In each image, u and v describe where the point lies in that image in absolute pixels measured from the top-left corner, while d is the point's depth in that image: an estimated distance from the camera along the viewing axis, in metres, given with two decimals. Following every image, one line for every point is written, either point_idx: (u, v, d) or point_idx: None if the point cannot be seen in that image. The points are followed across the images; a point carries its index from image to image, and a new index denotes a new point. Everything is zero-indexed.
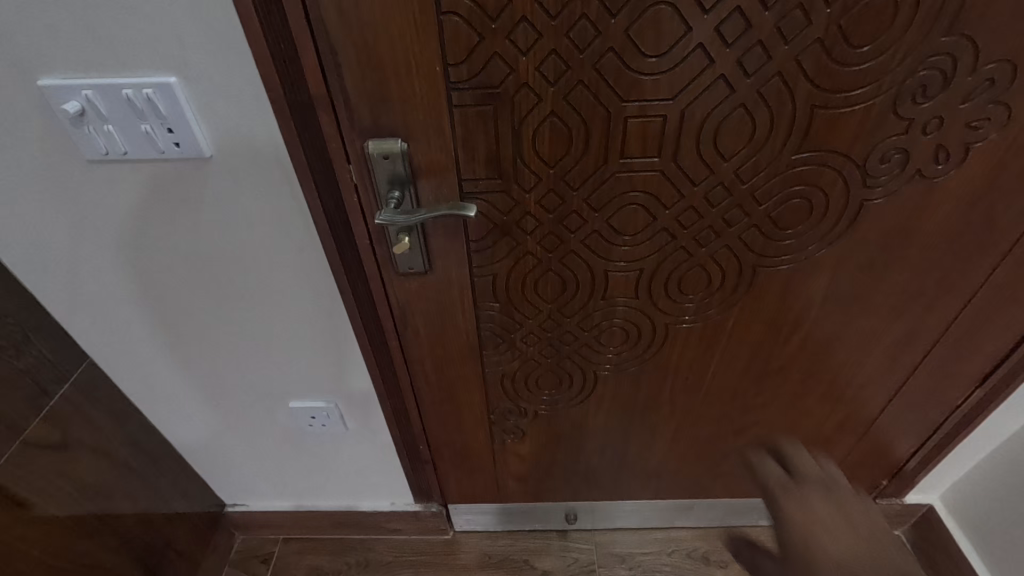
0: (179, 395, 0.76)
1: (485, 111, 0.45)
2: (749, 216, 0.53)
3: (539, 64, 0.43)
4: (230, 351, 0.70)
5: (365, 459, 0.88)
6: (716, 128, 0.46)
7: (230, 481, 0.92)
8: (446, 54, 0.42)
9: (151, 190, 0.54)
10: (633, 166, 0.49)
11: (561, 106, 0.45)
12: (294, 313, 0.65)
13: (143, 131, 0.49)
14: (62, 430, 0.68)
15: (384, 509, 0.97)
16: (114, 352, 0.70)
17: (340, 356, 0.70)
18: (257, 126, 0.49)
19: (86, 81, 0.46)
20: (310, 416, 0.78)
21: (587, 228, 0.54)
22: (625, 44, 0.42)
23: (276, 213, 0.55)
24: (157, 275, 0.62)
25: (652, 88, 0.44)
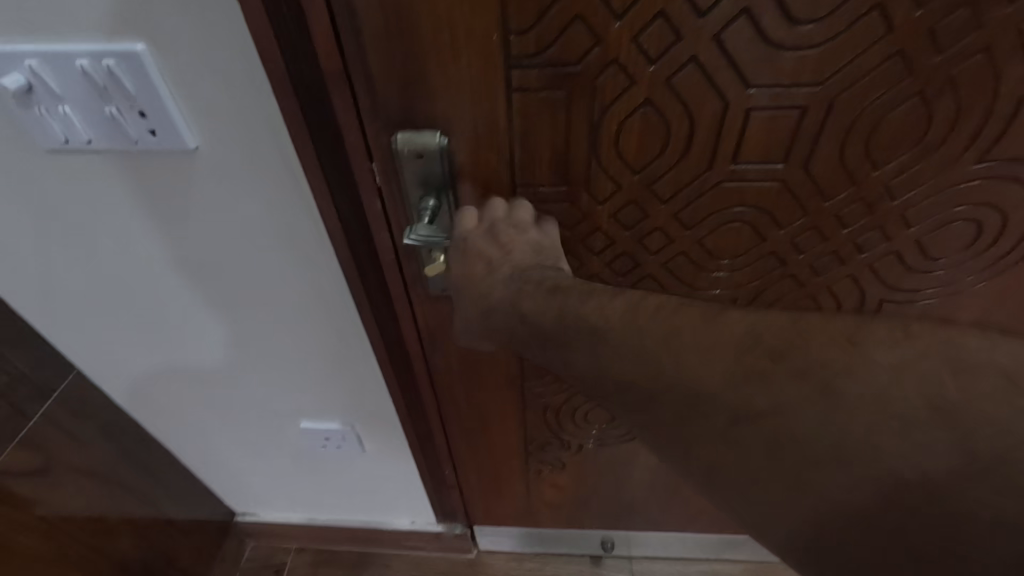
0: (179, 411, 0.67)
1: (555, 98, 0.33)
2: (886, 242, 0.41)
3: (640, 32, 0.30)
4: (234, 368, 0.60)
5: (385, 479, 0.78)
6: (872, 126, 0.34)
7: (237, 490, 0.83)
8: (508, 17, 0.30)
9: (126, 188, 0.43)
10: (747, 174, 0.37)
11: (661, 92, 0.33)
12: (304, 329, 0.54)
13: (107, 115, 0.38)
14: (45, 453, 0.59)
15: (403, 527, 0.87)
16: (101, 364, 0.61)
17: (357, 377, 0.60)
18: (251, 110, 0.37)
19: (29, 47, 0.35)
20: (323, 437, 0.69)
21: (671, 251, 0.42)
22: (768, 5, 0.29)
23: (280, 217, 0.44)
24: (143, 284, 0.51)
25: (794, 70, 0.31)
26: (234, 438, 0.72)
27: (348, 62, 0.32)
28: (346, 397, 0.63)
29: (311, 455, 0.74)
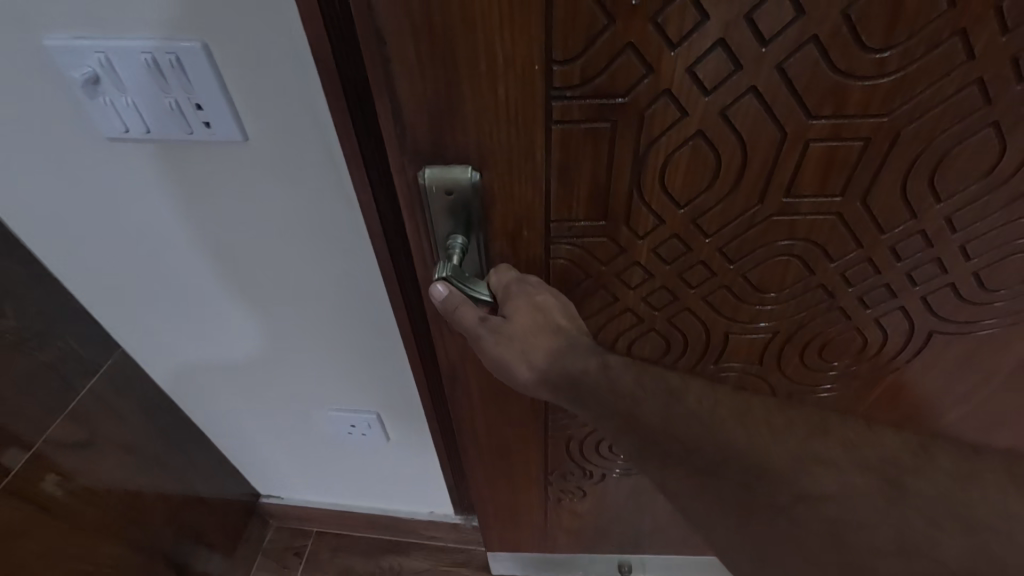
0: (213, 403, 0.64)
1: (598, 131, 0.31)
2: (940, 277, 0.38)
3: (695, 61, 0.28)
4: (273, 365, 0.58)
5: (411, 464, 0.73)
6: (941, 158, 0.31)
7: (266, 472, 0.78)
8: (552, 46, 0.27)
9: (172, 180, 0.41)
10: (800, 207, 0.34)
11: (714, 123, 0.30)
12: (351, 327, 0.52)
13: (164, 108, 0.36)
14: (90, 429, 0.57)
15: (423, 517, 0.83)
16: (136, 354, 0.58)
17: (388, 371, 0.57)
18: (304, 100, 0.35)
19: (96, 42, 0.33)
20: (349, 425, 0.64)
21: (715, 284, 0.39)
22: (837, 33, 0.26)
23: (339, 215, 0.42)
24: (185, 279, 0.49)
25: (861, 99, 0.29)
26: (268, 433, 0.69)
27: (377, 78, 0.29)
28: (384, 392, 0.60)
29: (344, 443, 0.70)
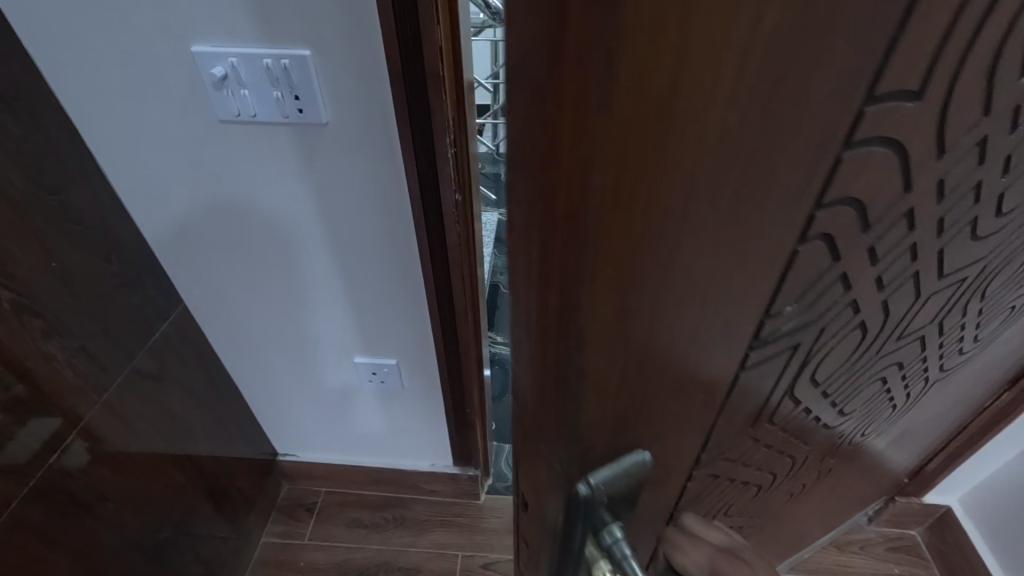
0: (272, 308, 1.08)
1: (782, 308, 0.32)
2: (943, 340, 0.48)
3: (877, 241, 0.30)
4: (321, 273, 1.00)
5: (408, 422, 1.33)
6: (1000, 254, 0.39)
7: (294, 423, 1.37)
8: (771, 247, 0.27)
9: (267, 140, 0.81)
10: (902, 316, 0.40)
11: (869, 282, 0.33)
12: (375, 246, 0.95)
13: (275, 95, 0.75)
14: (171, 327, 1.04)
15: (426, 468, 1.47)
16: (235, 266, 1.01)
17: (389, 318, 1.08)
18: (355, 106, 0.76)
19: (230, 51, 0.71)
20: (374, 372, 1.19)
21: (795, 399, 0.44)
22: (983, 189, 0.31)
23: (359, 155, 0.81)
24: (281, 216, 0.92)
25: (976, 230, 0.34)
26: (300, 332, 1.13)
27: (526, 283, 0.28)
28: (387, 334, 1.11)
29: (363, 386, 1.24)
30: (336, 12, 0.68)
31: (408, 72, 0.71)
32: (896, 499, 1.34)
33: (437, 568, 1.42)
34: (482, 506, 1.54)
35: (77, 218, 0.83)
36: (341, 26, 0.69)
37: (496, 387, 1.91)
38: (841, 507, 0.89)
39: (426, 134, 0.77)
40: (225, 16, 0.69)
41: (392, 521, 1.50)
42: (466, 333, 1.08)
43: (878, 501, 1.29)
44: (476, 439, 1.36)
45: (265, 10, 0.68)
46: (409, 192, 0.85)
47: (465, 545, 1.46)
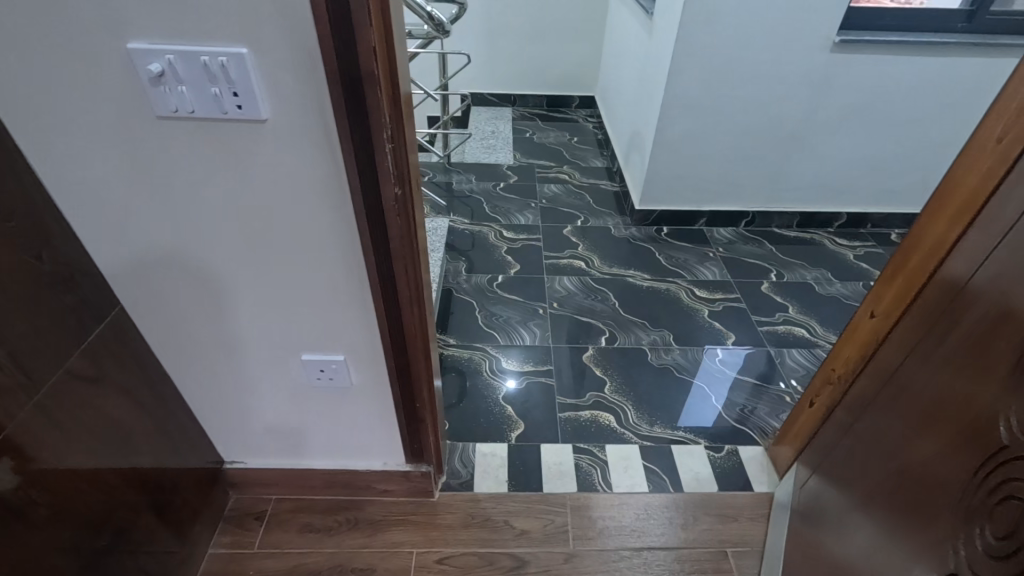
0: (220, 309, 1.09)
1: None
2: (881, 390, 1.10)
3: None
4: (266, 271, 1.02)
5: (359, 419, 1.34)
6: None
7: (236, 427, 1.36)
8: None
9: (205, 135, 0.83)
10: None
11: None
12: (320, 243, 0.97)
13: (213, 91, 0.77)
14: (109, 328, 1.03)
15: (378, 468, 1.48)
16: (177, 267, 1.01)
17: (334, 315, 1.10)
18: (296, 103, 0.79)
19: (166, 49, 0.73)
20: (321, 370, 1.19)
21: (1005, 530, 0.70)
22: None
23: (301, 150, 0.84)
24: (225, 214, 0.93)
25: None
26: (248, 332, 1.13)
27: None
28: (335, 331, 1.13)
29: (313, 385, 1.24)
30: (271, 9, 0.70)
31: (343, 67, 0.75)
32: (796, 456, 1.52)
33: (392, 567, 1.41)
34: (436, 502, 1.56)
35: (5, 214, 0.81)
36: (277, 23, 0.71)
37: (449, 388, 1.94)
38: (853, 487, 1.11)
39: (362, 128, 0.81)
40: (161, 14, 0.71)
41: (345, 524, 1.49)
42: (411, 327, 1.11)
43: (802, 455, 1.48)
44: (427, 436, 1.38)
45: (201, 6, 0.70)
46: (350, 186, 0.88)
47: (421, 542, 1.47)
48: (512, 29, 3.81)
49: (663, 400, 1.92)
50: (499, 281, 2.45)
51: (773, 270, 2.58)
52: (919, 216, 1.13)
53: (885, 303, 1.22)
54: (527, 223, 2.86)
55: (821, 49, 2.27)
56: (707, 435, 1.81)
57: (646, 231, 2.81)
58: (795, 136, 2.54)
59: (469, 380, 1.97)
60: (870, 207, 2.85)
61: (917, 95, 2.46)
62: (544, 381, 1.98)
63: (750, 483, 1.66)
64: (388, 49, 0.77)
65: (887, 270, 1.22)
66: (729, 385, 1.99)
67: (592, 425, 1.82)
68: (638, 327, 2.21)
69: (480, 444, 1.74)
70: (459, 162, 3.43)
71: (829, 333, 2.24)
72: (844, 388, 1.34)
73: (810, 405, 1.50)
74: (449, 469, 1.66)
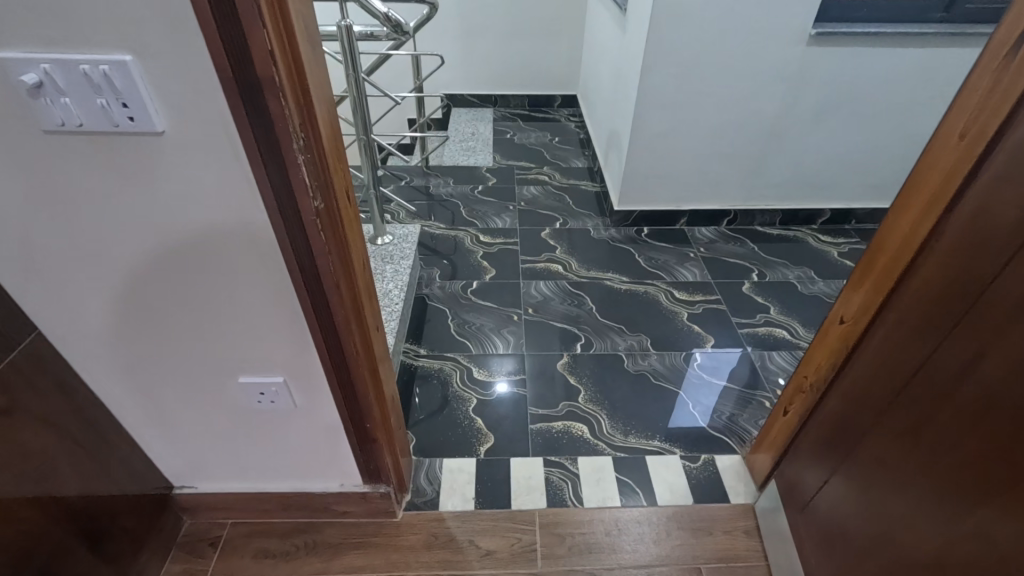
0: (149, 329, 1.02)
1: None
2: (893, 402, 1.00)
3: None
4: (191, 289, 0.96)
5: (308, 439, 1.28)
6: None
7: (180, 451, 1.30)
8: None
9: (101, 149, 0.76)
10: None
11: None
12: (247, 259, 0.91)
13: (101, 104, 0.71)
14: (24, 356, 0.97)
15: (335, 488, 1.41)
16: (91, 285, 0.95)
17: (270, 335, 1.04)
18: (192, 114, 0.73)
19: (42, 58, 0.67)
20: (260, 392, 1.14)
21: None
22: None
23: (208, 162, 0.78)
24: (139, 230, 0.87)
25: None
26: (184, 351, 1.07)
27: None
28: (275, 354, 1.08)
29: (255, 408, 1.18)
30: (153, 11, 0.64)
31: (239, 72, 0.69)
32: (784, 462, 1.44)
33: None
34: (399, 523, 1.50)
35: None
36: (163, 28, 0.66)
37: (417, 401, 1.87)
38: (885, 499, 1.01)
39: (270, 136, 0.75)
40: (31, 20, 0.65)
41: (303, 548, 1.43)
42: (352, 344, 1.05)
43: (791, 461, 1.40)
44: (382, 456, 1.33)
45: (73, 10, 0.64)
46: (264, 201, 0.82)
47: (380, 566, 1.41)
48: (490, 29, 3.75)
49: (638, 408, 1.86)
50: (473, 287, 2.39)
51: (755, 269, 2.52)
52: (887, 213, 1.07)
53: (854, 309, 1.15)
54: (504, 227, 2.80)
55: (797, 43, 2.21)
56: (683, 444, 1.75)
57: (625, 232, 2.75)
58: (774, 132, 2.49)
59: (438, 391, 1.91)
60: (853, 202, 2.80)
61: (897, 87, 2.40)
62: (516, 391, 1.91)
63: (727, 494, 1.60)
64: (292, 50, 0.71)
65: (856, 274, 1.16)
66: (708, 391, 1.93)
67: (564, 437, 1.76)
68: (615, 333, 2.15)
69: (447, 460, 1.68)
70: (437, 166, 3.37)
71: (810, 334, 2.18)
72: (819, 397, 1.27)
73: (783, 413, 1.45)
74: (414, 486, 1.60)
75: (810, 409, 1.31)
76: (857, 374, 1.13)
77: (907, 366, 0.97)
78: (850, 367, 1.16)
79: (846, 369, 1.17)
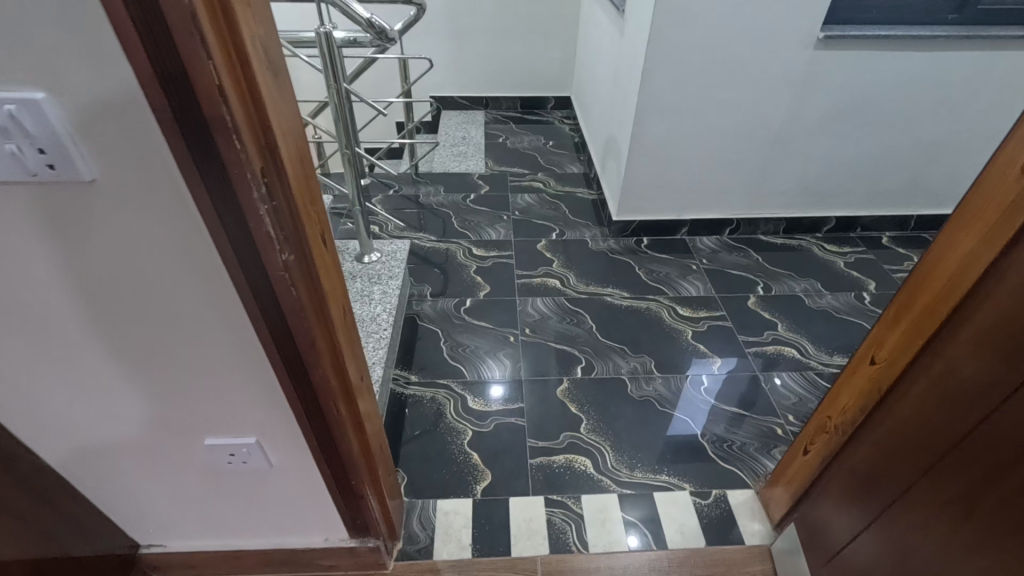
0: (102, 393, 0.90)
1: None
2: (944, 461, 0.90)
3: None
4: (148, 350, 0.83)
5: (287, 498, 1.16)
6: None
7: (144, 512, 1.17)
8: None
9: (19, 200, 0.64)
10: None
11: None
12: (208, 319, 0.79)
13: (12, 150, 0.58)
14: None
15: (319, 544, 1.29)
16: (29, 349, 0.82)
17: (239, 396, 0.92)
18: (127, 161, 0.61)
19: None
20: (230, 454, 1.01)
21: None
22: None
23: (152, 214, 0.66)
24: (79, 290, 0.74)
25: None
26: (144, 414, 0.94)
27: None
28: (247, 415, 0.95)
29: (226, 469, 1.06)
30: (67, 39, 0.52)
31: (183, 114, 0.57)
32: (805, 503, 1.35)
33: None
34: None
35: None
36: (82, 60, 0.53)
37: (408, 434, 1.75)
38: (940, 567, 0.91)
39: (223, 185, 0.62)
40: None
41: None
42: (335, 403, 0.94)
43: (813, 504, 1.31)
44: (371, 512, 1.21)
45: None
46: (222, 258, 0.70)
47: None
48: (480, 29, 3.61)
49: (644, 438, 1.75)
50: (467, 305, 2.26)
51: (760, 283, 2.42)
52: (927, 249, 0.97)
53: (889, 350, 1.05)
54: (497, 238, 2.68)
55: (805, 47, 2.10)
56: (693, 478, 1.64)
57: (624, 243, 2.65)
58: (779, 139, 2.39)
59: (431, 422, 1.78)
60: (859, 210, 2.71)
61: (906, 92, 2.31)
62: (514, 421, 1.80)
63: (741, 535, 1.50)
64: (250, 85, 0.59)
65: (890, 312, 1.06)
66: (717, 418, 1.83)
67: (566, 473, 1.65)
68: (617, 354, 2.04)
69: (441, 501, 1.56)
70: (427, 172, 3.23)
71: (820, 353, 2.09)
72: (846, 441, 1.18)
73: (804, 453, 1.35)
74: (406, 533, 1.48)
75: (835, 453, 1.22)
76: (894, 422, 1.03)
77: (960, 423, 0.87)
78: (884, 415, 1.06)
79: (879, 415, 1.08)
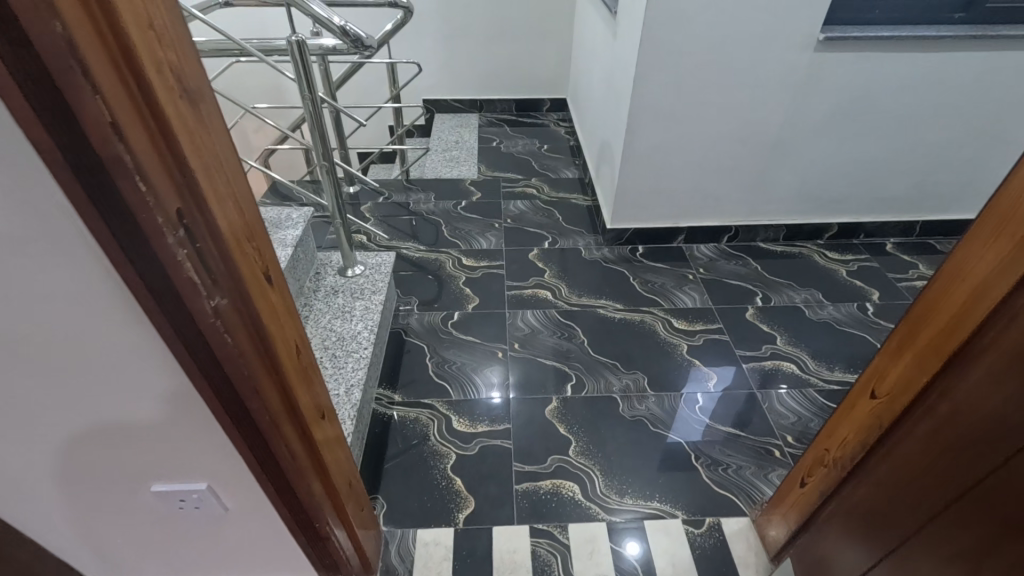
0: (32, 445, 0.83)
1: None
2: (949, 512, 0.83)
3: None
4: (75, 401, 0.77)
5: (247, 541, 1.09)
6: None
7: (97, 557, 1.10)
8: None
9: None
10: None
11: None
12: (136, 369, 0.72)
13: None
14: None
15: None
16: None
17: (183, 444, 0.85)
18: (21, 207, 0.54)
19: None
20: (179, 500, 0.95)
21: None
22: None
23: (57, 263, 0.59)
24: None
25: None
26: (83, 463, 0.88)
27: None
28: (193, 461, 0.89)
29: (178, 514, 1.00)
30: None
31: (75, 160, 0.50)
32: (802, 537, 1.28)
33: None
34: None
35: None
36: None
37: (389, 458, 1.68)
38: None
39: (132, 233, 0.56)
40: None
41: None
42: (288, 450, 0.87)
43: (810, 539, 1.24)
44: (341, 552, 1.15)
45: None
46: (141, 308, 0.64)
47: None
48: (472, 31, 3.53)
49: (635, 461, 1.68)
50: (455, 318, 2.19)
51: (759, 293, 2.34)
52: (932, 278, 0.90)
53: (891, 383, 0.98)
54: (488, 248, 2.60)
55: (803, 49, 2.02)
56: (686, 505, 1.57)
57: (619, 252, 2.57)
58: (778, 144, 2.30)
59: (413, 445, 1.71)
60: (862, 216, 2.62)
61: (910, 95, 2.21)
62: (500, 443, 1.73)
63: (735, 568, 1.43)
64: (156, 122, 0.52)
65: (892, 342, 0.98)
66: (712, 439, 1.75)
67: (553, 499, 1.58)
68: (609, 371, 1.97)
69: (422, 531, 1.50)
70: (418, 179, 3.16)
71: (821, 368, 2.01)
72: (845, 476, 1.10)
73: (801, 484, 1.28)
74: (384, 566, 1.42)
75: (834, 488, 1.14)
76: (896, 463, 0.96)
77: (967, 474, 0.80)
78: (885, 453, 0.99)
79: (879, 452, 1.00)
